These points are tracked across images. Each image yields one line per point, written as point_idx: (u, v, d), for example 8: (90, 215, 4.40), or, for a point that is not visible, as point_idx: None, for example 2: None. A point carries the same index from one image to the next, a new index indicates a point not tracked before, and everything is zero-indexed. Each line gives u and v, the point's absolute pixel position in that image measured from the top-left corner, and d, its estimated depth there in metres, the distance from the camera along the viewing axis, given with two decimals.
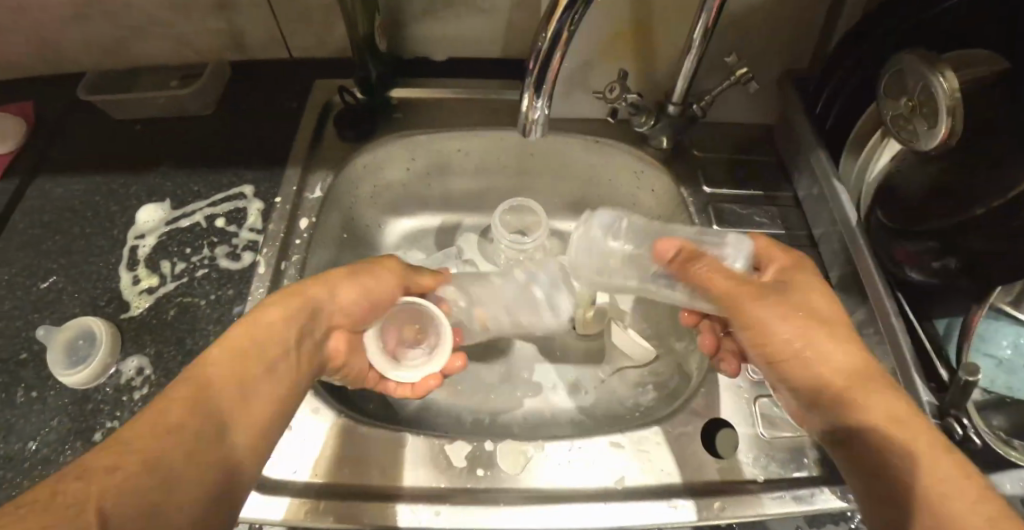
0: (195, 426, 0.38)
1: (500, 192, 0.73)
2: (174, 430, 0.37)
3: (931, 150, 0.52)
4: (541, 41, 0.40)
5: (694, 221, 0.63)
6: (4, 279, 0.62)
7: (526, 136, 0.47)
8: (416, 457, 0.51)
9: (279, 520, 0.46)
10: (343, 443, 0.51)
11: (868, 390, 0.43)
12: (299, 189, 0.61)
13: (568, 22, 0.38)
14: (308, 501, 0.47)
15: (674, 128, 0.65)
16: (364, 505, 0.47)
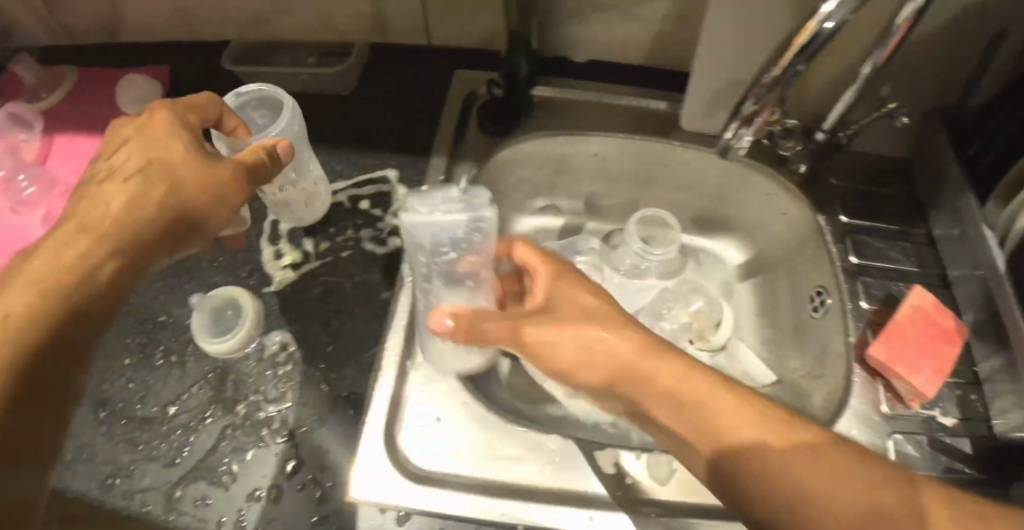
0: (56, 291, 0.40)
1: (625, 201, 0.73)
2: (75, 286, 0.41)
3: None
4: (769, 73, 0.45)
5: (832, 251, 0.62)
6: None
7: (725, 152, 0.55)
8: (565, 458, 0.51)
9: (438, 510, 0.47)
10: (496, 437, 0.51)
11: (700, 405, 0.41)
12: (445, 179, 0.61)
13: (797, 63, 0.43)
14: (470, 491, 0.48)
15: (816, 155, 0.64)
16: (518, 500, 0.48)
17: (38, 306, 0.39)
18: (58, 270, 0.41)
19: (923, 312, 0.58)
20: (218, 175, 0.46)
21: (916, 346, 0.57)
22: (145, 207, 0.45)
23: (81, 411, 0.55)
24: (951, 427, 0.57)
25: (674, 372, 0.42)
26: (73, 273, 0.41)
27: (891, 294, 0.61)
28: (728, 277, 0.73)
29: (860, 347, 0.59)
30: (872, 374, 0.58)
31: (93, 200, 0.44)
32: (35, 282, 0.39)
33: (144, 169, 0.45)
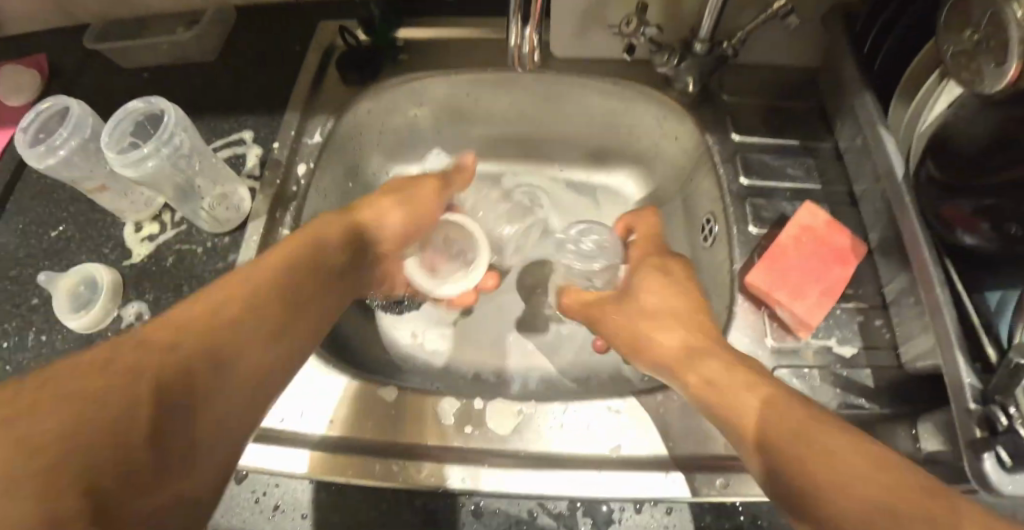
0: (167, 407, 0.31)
1: (513, 141, 0.69)
2: (163, 364, 0.32)
3: (997, 92, 0.44)
4: None
5: (719, 173, 0.58)
6: (19, 227, 0.63)
7: (520, 69, 0.47)
8: (415, 412, 0.50)
9: (281, 470, 0.46)
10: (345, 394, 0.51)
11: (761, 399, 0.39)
12: (298, 134, 0.58)
13: None
14: (311, 452, 0.47)
15: (701, 69, 0.58)
16: (365, 459, 0.47)
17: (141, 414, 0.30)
18: (167, 359, 0.33)
19: (812, 232, 0.53)
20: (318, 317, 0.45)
21: (802, 270, 0.52)
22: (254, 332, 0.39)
23: None
24: (848, 358, 0.53)
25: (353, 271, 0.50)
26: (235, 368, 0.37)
27: (782, 216, 0.56)
28: None
29: (743, 274, 0.54)
30: (758, 304, 0.54)
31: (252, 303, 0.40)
32: (194, 360, 0.34)
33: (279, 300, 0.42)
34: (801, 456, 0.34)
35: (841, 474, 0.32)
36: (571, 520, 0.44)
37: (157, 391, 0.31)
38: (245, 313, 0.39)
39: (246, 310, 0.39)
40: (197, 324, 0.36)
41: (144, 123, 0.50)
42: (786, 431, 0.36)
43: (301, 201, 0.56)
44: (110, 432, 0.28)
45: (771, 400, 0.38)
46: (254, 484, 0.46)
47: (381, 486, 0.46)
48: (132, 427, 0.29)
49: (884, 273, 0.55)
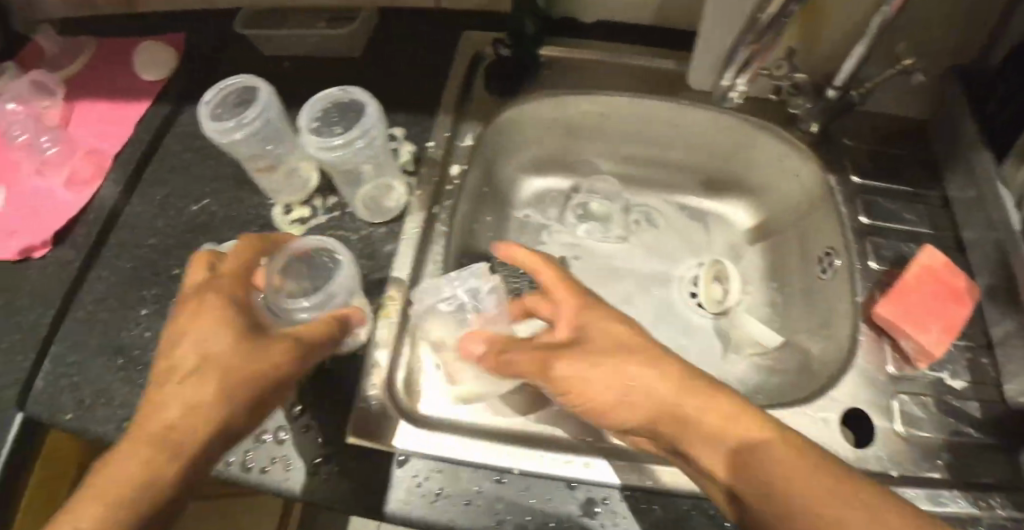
0: (175, 465, 0.38)
1: (632, 163, 0.72)
2: (124, 487, 0.37)
3: None
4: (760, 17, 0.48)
5: (842, 211, 0.61)
6: (158, 199, 0.65)
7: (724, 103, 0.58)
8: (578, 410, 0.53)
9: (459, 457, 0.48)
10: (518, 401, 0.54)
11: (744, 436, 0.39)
12: (451, 136, 0.61)
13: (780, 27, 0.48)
14: (489, 440, 0.50)
15: (828, 114, 0.63)
16: (532, 448, 0.49)
17: (137, 496, 0.37)
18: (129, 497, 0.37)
19: (931, 271, 0.57)
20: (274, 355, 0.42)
21: (924, 305, 0.56)
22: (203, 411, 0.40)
23: (101, 357, 0.59)
24: (958, 391, 0.56)
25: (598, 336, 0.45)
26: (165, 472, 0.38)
27: (900, 256, 0.60)
28: (737, 241, 0.72)
29: (867, 306, 0.58)
30: (879, 333, 0.57)
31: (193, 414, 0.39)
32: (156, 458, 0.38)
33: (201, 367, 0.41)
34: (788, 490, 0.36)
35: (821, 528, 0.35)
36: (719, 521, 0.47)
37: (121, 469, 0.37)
38: (158, 446, 0.38)
39: (154, 444, 0.38)
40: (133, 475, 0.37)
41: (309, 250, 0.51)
42: (734, 441, 0.39)
43: (454, 200, 0.58)
44: (130, 508, 0.37)
45: (724, 409, 0.40)
46: (415, 469, 0.48)
47: (544, 477, 0.48)
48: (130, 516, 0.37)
49: (990, 316, 0.59)
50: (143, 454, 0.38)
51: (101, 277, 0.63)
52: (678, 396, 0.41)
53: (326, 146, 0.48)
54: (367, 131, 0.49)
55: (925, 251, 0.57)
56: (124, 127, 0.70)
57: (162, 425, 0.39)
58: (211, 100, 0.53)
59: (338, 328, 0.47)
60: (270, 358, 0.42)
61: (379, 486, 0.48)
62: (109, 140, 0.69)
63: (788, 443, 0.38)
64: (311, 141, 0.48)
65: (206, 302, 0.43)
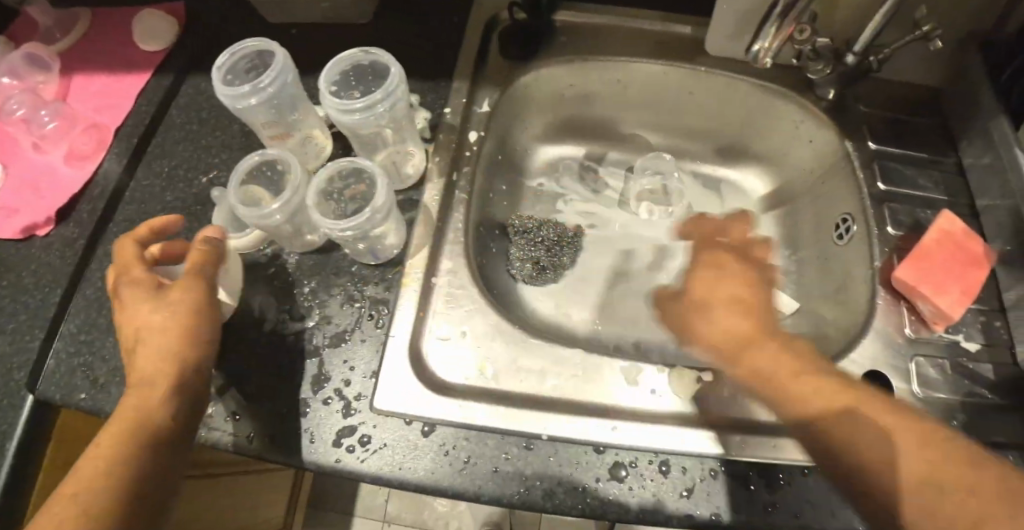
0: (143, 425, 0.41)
1: (646, 131, 0.72)
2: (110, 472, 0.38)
3: None
4: None
5: (858, 177, 0.61)
6: (166, 171, 0.64)
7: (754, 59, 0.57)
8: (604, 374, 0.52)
9: (482, 424, 0.48)
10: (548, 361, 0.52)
11: (797, 373, 0.42)
12: (468, 102, 0.60)
13: None
14: (513, 407, 0.49)
15: (845, 79, 0.62)
16: (559, 414, 0.49)
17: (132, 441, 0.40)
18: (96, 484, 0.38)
19: (950, 237, 0.57)
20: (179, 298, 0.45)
21: (943, 269, 0.56)
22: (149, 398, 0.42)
23: (113, 334, 0.58)
24: (974, 353, 0.56)
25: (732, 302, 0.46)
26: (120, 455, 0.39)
27: (918, 222, 0.60)
28: (751, 208, 0.72)
29: (884, 270, 0.58)
30: (896, 297, 0.58)
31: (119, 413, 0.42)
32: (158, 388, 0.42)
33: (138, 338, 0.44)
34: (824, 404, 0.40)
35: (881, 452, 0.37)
36: (750, 480, 0.47)
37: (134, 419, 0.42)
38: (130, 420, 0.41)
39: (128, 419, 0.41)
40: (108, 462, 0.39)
41: (331, 184, 0.52)
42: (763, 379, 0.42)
43: (473, 167, 0.57)
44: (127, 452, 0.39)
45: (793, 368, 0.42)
46: (442, 438, 0.48)
47: (571, 443, 0.48)
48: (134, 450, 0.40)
49: (1004, 280, 0.59)
50: (121, 428, 0.40)
51: (109, 253, 0.62)
52: (791, 381, 0.41)
53: (351, 110, 0.47)
54: (392, 96, 0.48)
55: (946, 217, 0.57)
56: (124, 100, 0.68)
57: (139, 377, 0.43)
58: (230, 63, 0.52)
59: (217, 253, 0.49)
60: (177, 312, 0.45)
61: (406, 456, 0.47)
62: (111, 113, 0.67)
63: (842, 386, 0.40)
64: (334, 105, 0.47)
65: (133, 306, 0.45)
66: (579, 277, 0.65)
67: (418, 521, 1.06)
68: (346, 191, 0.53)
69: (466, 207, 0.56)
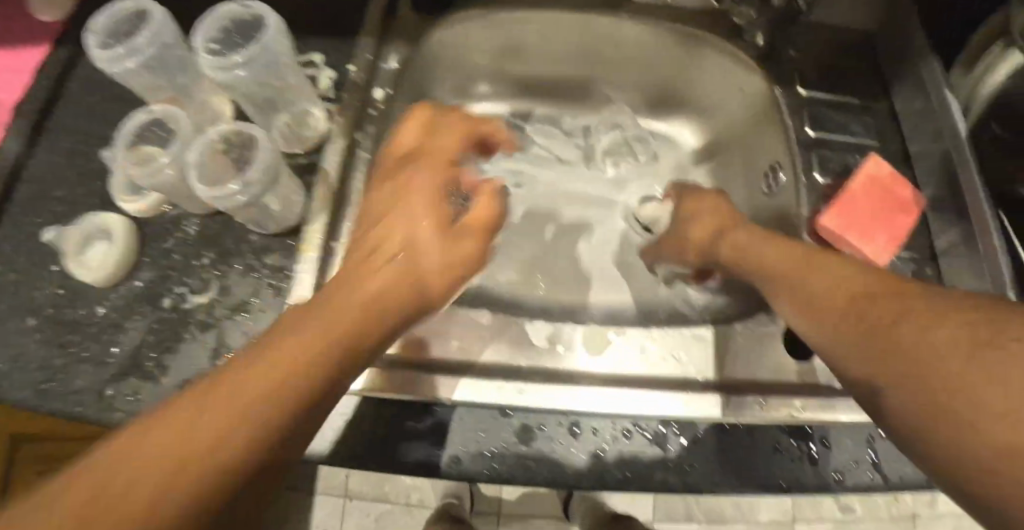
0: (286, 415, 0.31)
1: (573, 85, 0.69)
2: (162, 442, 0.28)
3: None
4: None
5: (787, 124, 0.59)
6: (66, 147, 0.61)
7: None
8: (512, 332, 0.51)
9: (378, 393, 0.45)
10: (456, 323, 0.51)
11: (812, 268, 0.39)
12: (374, 59, 0.57)
13: None
14: (414, 374, 0.46)
15: (773, 23, 0.60)
16: (462, 380, 0.47)
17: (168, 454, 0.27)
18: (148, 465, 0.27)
19: (878, 182, 0.55)
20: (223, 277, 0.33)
21: (869, 214, 0.54)
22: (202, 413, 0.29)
23: (12, 319, 0.55)
24: None
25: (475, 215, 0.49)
26: (182, 424, 0.29)
27: (846, 168, 0.58)
28: (684, 162, 0.70)
29: (811, 219, 0.56)
30: (824, 246, 0.56)
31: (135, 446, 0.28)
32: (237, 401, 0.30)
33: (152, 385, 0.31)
34: (846, 290, 0.35)
35: (932, 336, 0.28)
36: (661, 435, 0.47)
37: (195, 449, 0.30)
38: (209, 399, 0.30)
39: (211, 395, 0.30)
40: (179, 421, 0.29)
41: (228, 142, 0.49)
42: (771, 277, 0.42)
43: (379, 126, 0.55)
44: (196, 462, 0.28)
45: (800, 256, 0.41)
46: (345, 408, 0.46)
47: (476, 407, 0.46)
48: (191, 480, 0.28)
49: (933, 224, 0.58)
50: (180, 415, 0.29)
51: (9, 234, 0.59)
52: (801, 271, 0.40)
53: (230, 68, 0.45)
54: (270, 51, 0.47)
55: (870, 161, 0.56)
56: (21, 74, 0.64)
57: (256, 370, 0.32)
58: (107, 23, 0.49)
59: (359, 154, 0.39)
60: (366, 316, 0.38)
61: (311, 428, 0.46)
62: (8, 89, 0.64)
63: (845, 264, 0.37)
64: (209, 64, 0.45)
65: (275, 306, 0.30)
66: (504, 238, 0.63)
67: (379, 494, 1.06)
68: (245, 151, 0.50)
69: (371, 167, 0.54)
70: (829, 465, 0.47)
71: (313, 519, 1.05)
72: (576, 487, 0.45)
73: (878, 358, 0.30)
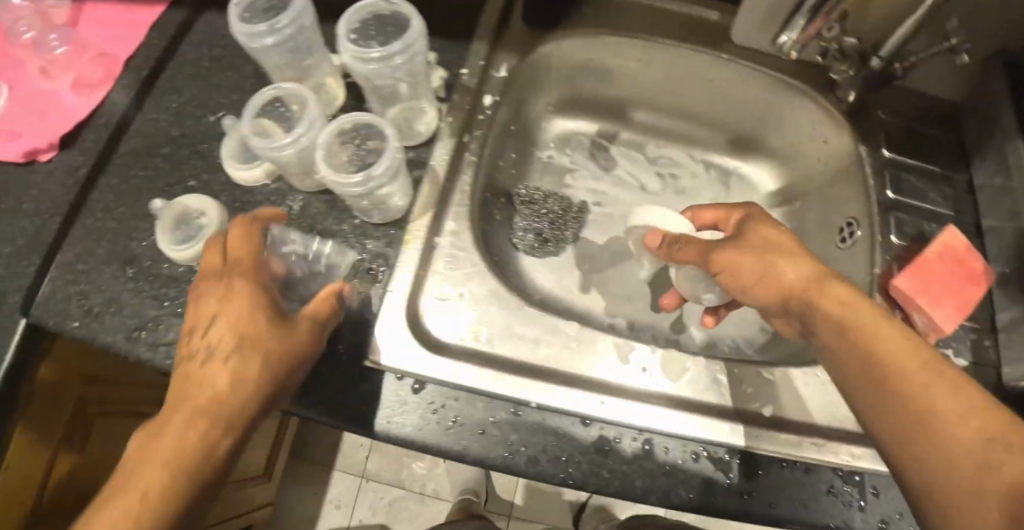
0: (220, 403, 0.39)
1: (661, 113, 0.71)
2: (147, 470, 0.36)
3: None
4: None
5: (869, 183, 0.61)
6: (172, 106, 0.63)
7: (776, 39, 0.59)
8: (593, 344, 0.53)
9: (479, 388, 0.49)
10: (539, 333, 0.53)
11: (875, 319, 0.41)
12: (486, 66, 0.59)
13: None
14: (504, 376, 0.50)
15: (868, 84, 0.61)
16: (551, 384, 0.50)
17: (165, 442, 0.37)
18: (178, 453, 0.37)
19: (952, 252, 0.57)
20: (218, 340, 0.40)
21: (942, 283, 0.56)
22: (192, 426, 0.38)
23: (109, 266, 0.58)
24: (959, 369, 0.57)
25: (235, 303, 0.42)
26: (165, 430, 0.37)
27: (922, 234, 0.60)
28: (757, 203, 0.72)
29: (883, 279, 0.58)
30: (893, 306, 0.58)
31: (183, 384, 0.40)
32: (183, 431, 0.37)
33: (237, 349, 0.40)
34: (886, 356, 0.39)
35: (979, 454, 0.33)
36: (727, 463, 0.49)
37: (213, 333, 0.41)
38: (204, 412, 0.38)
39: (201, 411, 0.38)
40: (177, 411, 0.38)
41: (353, 132, 0.51)
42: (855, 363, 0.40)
43: (485, 131, 0.57)
44: (167, 496, 0.36)
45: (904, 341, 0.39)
46: (432, 397, 0.49)
47: (561, 415, 0.49)
48: (194, 436, 0.38)
49: (999, 300, 0.59)
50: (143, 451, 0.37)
51: (111, 185, 0.61)
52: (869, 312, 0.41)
53: (368, 58, 0.46)
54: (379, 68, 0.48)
55: (950, 230, 0.57)
56: (135, 30, 0.66)
57: (193, 407, 0.38)
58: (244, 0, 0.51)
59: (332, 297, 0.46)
60: (290, 348, 0.42)
61: (396, 411, 0.48)
62: (121, 42, 0.66)
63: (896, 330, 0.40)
64: (351, 51, 0.46)
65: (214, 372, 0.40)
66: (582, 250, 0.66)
67: (395, 479, 1.09)
68: (368, 140, 0.52)
69: (474, 170, 0.55)
70: (876, 513, 0.49)
71: (327, 495, 1.08)
72: (643, 501, 0.48)
73: (905, 443, 0.36)
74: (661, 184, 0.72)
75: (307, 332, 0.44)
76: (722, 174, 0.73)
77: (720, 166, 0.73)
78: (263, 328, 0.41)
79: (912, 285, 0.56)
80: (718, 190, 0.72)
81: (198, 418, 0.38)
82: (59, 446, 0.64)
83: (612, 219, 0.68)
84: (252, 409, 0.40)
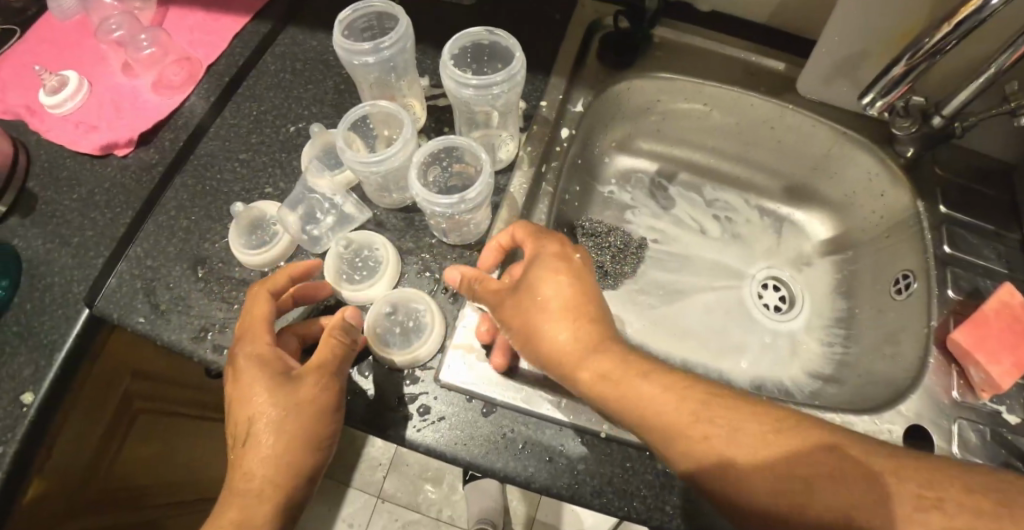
0: (281, 463, 0.43)
1: (718, 158, 0.73)
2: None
3: None
4: (923, 44, 0.46)
5: (926, 236, 0.62)
6: (253, 114, 0.65)
7: (881, 92, 0.51)
8: None
9: (555, 417, 0.49)
10: None
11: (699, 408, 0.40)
12: (564, 99, 0.62)
13: (936, 46, 0.45)
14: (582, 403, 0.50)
15: (926, 141, 0.63)
16: None
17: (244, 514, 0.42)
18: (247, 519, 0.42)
19: (1009, 309, 0.57)
20: (257, 406, 0.43)
21: (999, 339, 0.56)
22: (263, 485, 0.42)
23: (177, 265, 0.58)
24: (1014, 425, 0.56)
25: (261, 363, 0.44)
26: (244, 500, 0.42)
27: (977, 289, 0.61)
28: (808, 252, 0.74)
29: (939, 333, 0.59)
30: (947, 359, 0.58)
31: (243, 457, 0.43)
32: (249, 493, 0.42)
33: (280, 417, 0.43)
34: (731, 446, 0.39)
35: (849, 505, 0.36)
36: None
37: (245, 405, 0.43)
38: (266, 478, 0.43)
39: (261, 479, 0.43)
40: (245, 485, 0.43)
41: (439, 153, 0.53)
42: (759, 467, 0.37)
43: (561, 163, 0.59)
44: None
45: (765, 433, 0.38)
46: (504, 420, 0.49)
47: (630, 449, 0.48)
48: (261, 503, 0.42)
49: None
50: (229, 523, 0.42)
51: (185, 185, 0.62)
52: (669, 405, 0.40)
53: (466, 84, 0.48)
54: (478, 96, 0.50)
55: (1008, 286, 0.57)
56: (219, 38, 0.69)
57: (261, 468, 0.43)
58: (351, 22, 0.54)
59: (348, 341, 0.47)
60: (307, 402, 0.43)
61: (463, 433, 0.48)
62: (206, 49, 0.69)
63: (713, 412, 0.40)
64: (453, 75, 0.48)
65: (259, 438, 0.43)
66: (638, 288, 0.68)
67: (412, 503, 1.07)
68: (452, 163, 0.53)
69: (551, 200, 0.57)
70: None
71: (341, 513, 1.06)
72: None
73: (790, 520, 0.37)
74: (716, 226, 0.73)
75: (316, 378, 0.44)
76: (776, 223, 0.74)
77: (773, 214, 0.74)
78: (267, 399, 0.43)
79: (971, 340, 0.56)
80: (770, 236, 0.74)
81: (247, 481, 0.43)
82: (101, 439, 0.63)
83: (667, 257, 0.70)
84: (292, 462, 0.43)
